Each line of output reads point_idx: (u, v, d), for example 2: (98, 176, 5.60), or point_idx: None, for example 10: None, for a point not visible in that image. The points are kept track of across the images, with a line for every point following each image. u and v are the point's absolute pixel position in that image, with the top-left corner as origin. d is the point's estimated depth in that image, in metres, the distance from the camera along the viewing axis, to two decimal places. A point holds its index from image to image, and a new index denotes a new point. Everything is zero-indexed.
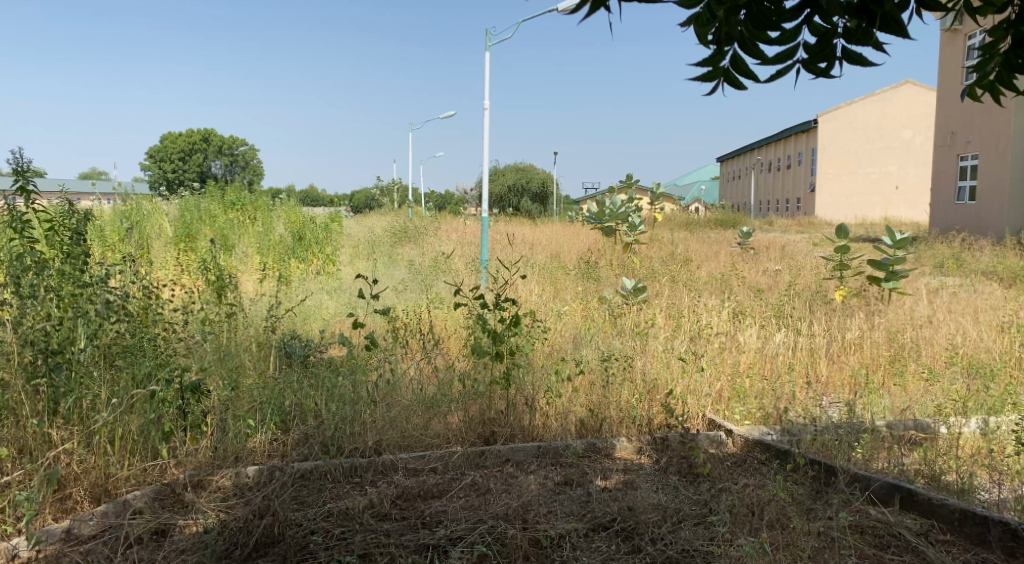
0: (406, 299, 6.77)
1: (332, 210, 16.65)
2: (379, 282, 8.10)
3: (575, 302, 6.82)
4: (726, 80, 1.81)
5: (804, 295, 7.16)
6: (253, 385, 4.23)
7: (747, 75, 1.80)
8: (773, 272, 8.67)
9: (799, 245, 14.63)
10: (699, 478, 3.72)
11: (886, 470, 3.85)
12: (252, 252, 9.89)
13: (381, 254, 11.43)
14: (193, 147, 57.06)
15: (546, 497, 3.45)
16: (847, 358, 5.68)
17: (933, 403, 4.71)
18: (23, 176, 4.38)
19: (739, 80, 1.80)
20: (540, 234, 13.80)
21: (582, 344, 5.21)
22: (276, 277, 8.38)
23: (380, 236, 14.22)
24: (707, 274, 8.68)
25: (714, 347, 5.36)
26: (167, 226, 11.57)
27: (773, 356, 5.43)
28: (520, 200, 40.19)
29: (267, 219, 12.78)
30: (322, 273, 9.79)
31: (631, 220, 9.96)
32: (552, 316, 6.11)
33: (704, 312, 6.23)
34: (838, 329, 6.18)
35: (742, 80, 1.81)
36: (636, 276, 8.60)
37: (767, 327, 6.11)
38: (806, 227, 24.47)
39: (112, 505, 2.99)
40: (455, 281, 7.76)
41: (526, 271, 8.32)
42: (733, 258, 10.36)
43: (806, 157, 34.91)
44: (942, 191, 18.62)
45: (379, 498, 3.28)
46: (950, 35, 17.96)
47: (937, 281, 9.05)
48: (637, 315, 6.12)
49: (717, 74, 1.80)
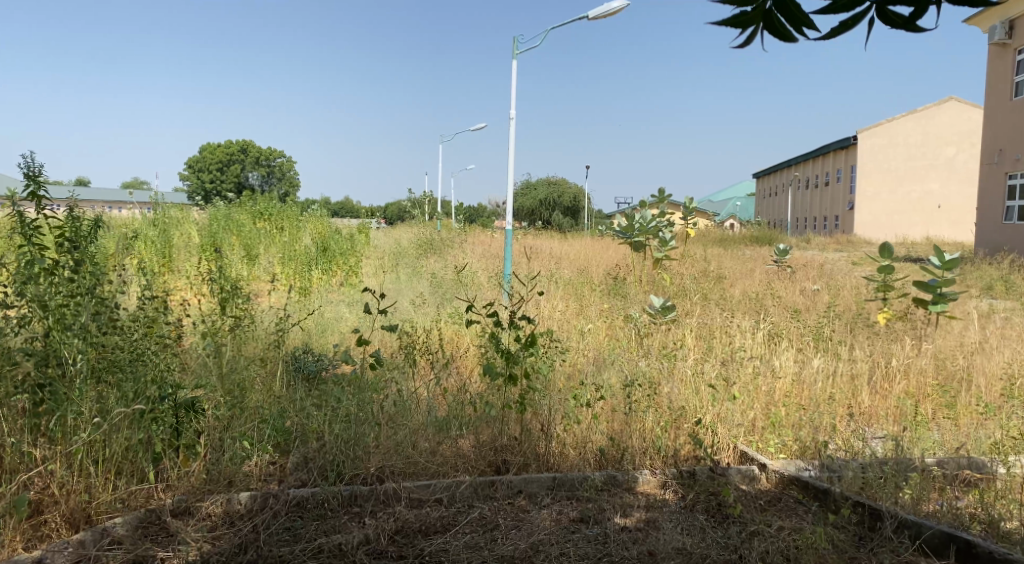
0: (424, 314, 6.54)
1: (360, 221, 16.60)
2: (400, 296, 7.90)
3: (600, 321, 6.50)
4: (766, 25, 1.54)
5: (844, 318, 6.73)
6: (254, 402, 4.10)
7: (795, 23, 1.53)
8: (810, 292, 8.22)
9: (837, 264, 14.11)
10: (729, 519, 3.38)
11: (938, 514, 3.46)
12: (275, 263, 9.81)
13: (407, 267, 11.27)
14: (231, 158, 58.28)
15: (558, 536, 3.16)
16: (891, 384, 5.24)
17: (989, 439, 4.26)
18: (35, 182, 4.24)
19: (783, 24, 1.53)
20: (568, 247, 13.54)
21: (605, 367, 4.90)
22: (296, 290, 8.27)
23: (406, 248, 14.10)
24: (740, 293, 8.30)
25: (749, 371, 4.99)
26: (196, 236, 11.61)
27: (811, 385, 5.03)
28: (552, 214, 39.94)
29: (295, 229, 12.77)
30: (344, 285, 9.69)
31: (662, 235, 9.64)
32: (574, 336, 5.80)
33: (737, 333, 5.86)
34: (883, 354, 5.73)
35: (789, 32, 1.55)
36: (666, 293, 8.27)
37: (804, 351, 5.73)
38: (844, 246, 23.77)
39: (90, 533, 2.90)
40: (476, 296, 7.55)
41: (550, 287, 8.06)
42: (768, 277, 9.94)
43: (845, 174, 34.07)
44: (988, 212, 17.84)
45: (376, 533, 3.07)
46: (999, 49, 17.29)
47: (988, 304, 8.51)
48: (665, 336, 5.78)
49: (754, 20, 1.54)
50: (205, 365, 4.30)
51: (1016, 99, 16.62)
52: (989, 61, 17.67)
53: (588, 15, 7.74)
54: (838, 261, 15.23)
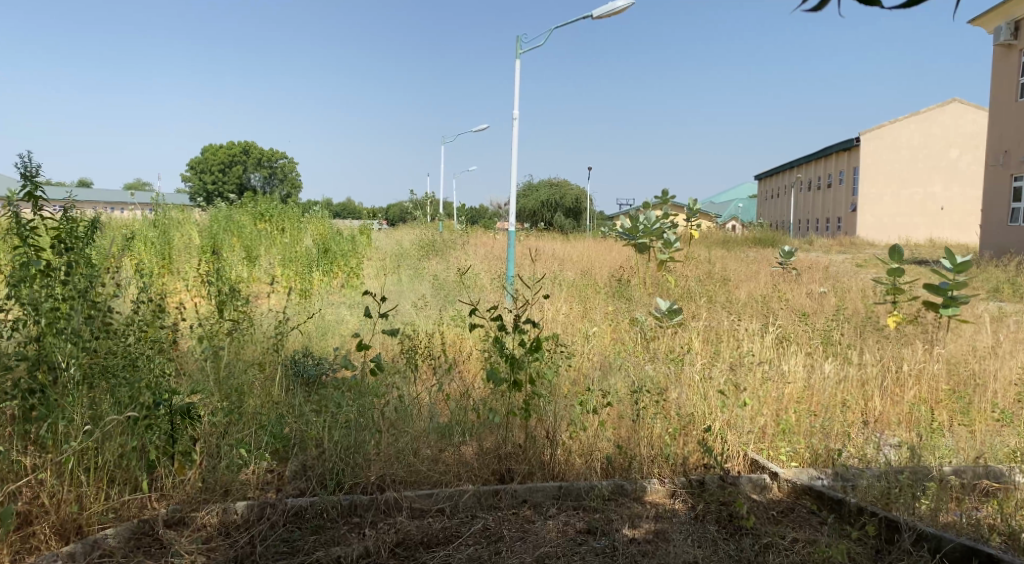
0: (426, 316, 6.43)
1: (362, 223, 16.51)
2: (402, 299, 7.80)
3: (605, 324, 6.40)
4: None
5: (853, 321, 6.61)
6: (251, 408, 4.02)
7: None
8: (817, 294, 8.10)
9: (842, 266, 13.99)
10: (741, 531, 3.27)
11: (956, 526, 3.35)
12: (276, 265, 9.72)
13: (409, 269, 11.18)
14: (233, 159, 58.29)
15: (564, 548, 3.05)
16: (903, 389, 5.12)
17: (1006, 447, 4.15)
18: (31, 182, 4.10)
19: None
20: (571, 249, 13.44)
21: (611, 372, 4.80)
22: (295, 293, 8.17)
23: (407, 249, 14.01)
24: (746, 295, 8.19)
25: (758, 375, 4.87)
26: (196, 237, 11.53)
27: (821, 390, 4.91)
28: (553, 216, 39.83)
29: (296, 230, 12.68)
30: (345, 288, 9.59)
31: (666, 237, 9.52)
32: (579, 339, 5.69)
33: (744, 336, 5.75)
34: (894, 358, 5.61)
35: None
36: (670, 296, 8.16)
37: (813, 356, 5.62)
38: (848, 248, 23.64)
39: (80, 545, 2.83)
40: (478, 298, 7.44)
41: (553, 290, 7.96)
42: (774, 280, 9.83)
43: (847, 175, 33.95)
44: (993, 214, 17.72)
45: (375, 546, 2.98)
46: (1004, 50, 17.18)
47: (998, 308, 8.39)
48: (671, 340, 5.67)
49: None
50: (203, 369, 4.21)
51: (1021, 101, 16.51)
52: (994, 62, 17.56)
53: (592, 14, 7.65)
54: (842, 264, 15.12)
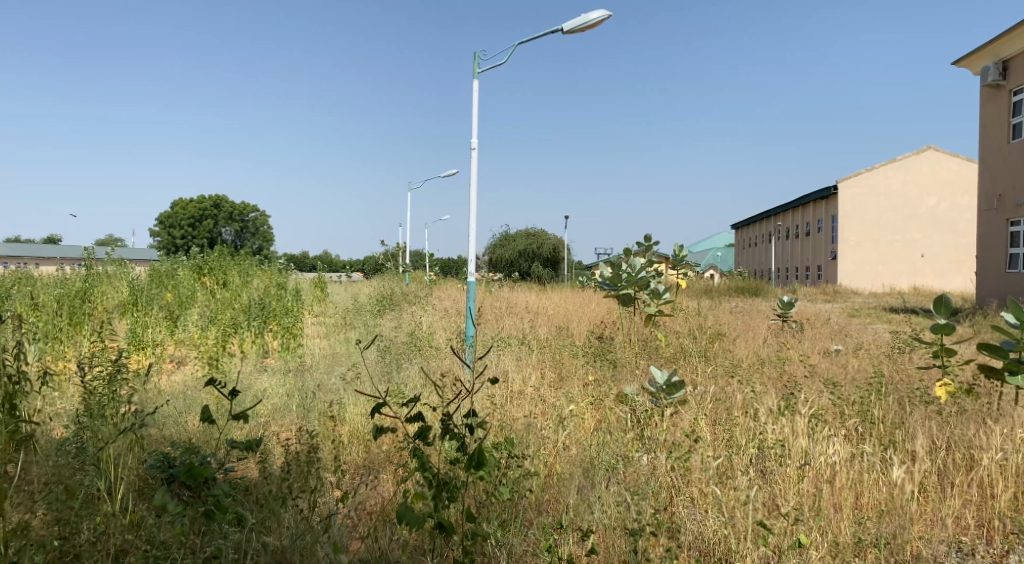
0: (356, 395, 5.02)
1: (319, 275, 15.19)
2: (333, 369, 6.38)
3: (585, 400, 5.02)
4: None
5: (891, 388, 5.26)
6: (73, 547, 2.88)
7: None
8: (833, 356, 6.79)
9: (841, 319, 12.76)
10: None
11: None
12: (203, 325, 8.35)
13: (360, 327, 9.80)
14: (204, 214, 57.07)
15: None
16: (985, 490, 3.75)
17: None
18: None
19: None
20: (548, 302, 12.14)
21: (595, 485, 3.42)
22: (207, 362, 6.72)
23: (365, 304, 12.59)
24: (751, 356, 6.86)
25: (793, 482, 3.51)
26: (120, 295, 10.10)
27: (881, 498, 3.55)
28: (531, 266, 38.68)
29: (239, 283, 11.28)
30: (276, 351, 8.12)
31: (654, 287, 8.20)
32: (545, 427, 4.28)
33: (764, 415, 4.41)
34: (956, 441, 4.27)
35: None
36: (660, 359, 6.82)
37: (853, 442, 4.27)
38: (836, 297, 22.75)
39: None
40: (425, 368, 6.04)
41: (519, 355, 6.60)
42: (778, 335, 8.52)
43: (826, 224, 33.50)
44: (989, 263, 16.76)
45: None
46: (992, 91, 16.63)
47: None
48: (671, 424, 4.31)
49: None
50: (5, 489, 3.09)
51: (1015, 142, 15.75)
52: (982, 103, 16.97)
53: (563, 28, 6.57)
54: (838, 314, 13.92)
